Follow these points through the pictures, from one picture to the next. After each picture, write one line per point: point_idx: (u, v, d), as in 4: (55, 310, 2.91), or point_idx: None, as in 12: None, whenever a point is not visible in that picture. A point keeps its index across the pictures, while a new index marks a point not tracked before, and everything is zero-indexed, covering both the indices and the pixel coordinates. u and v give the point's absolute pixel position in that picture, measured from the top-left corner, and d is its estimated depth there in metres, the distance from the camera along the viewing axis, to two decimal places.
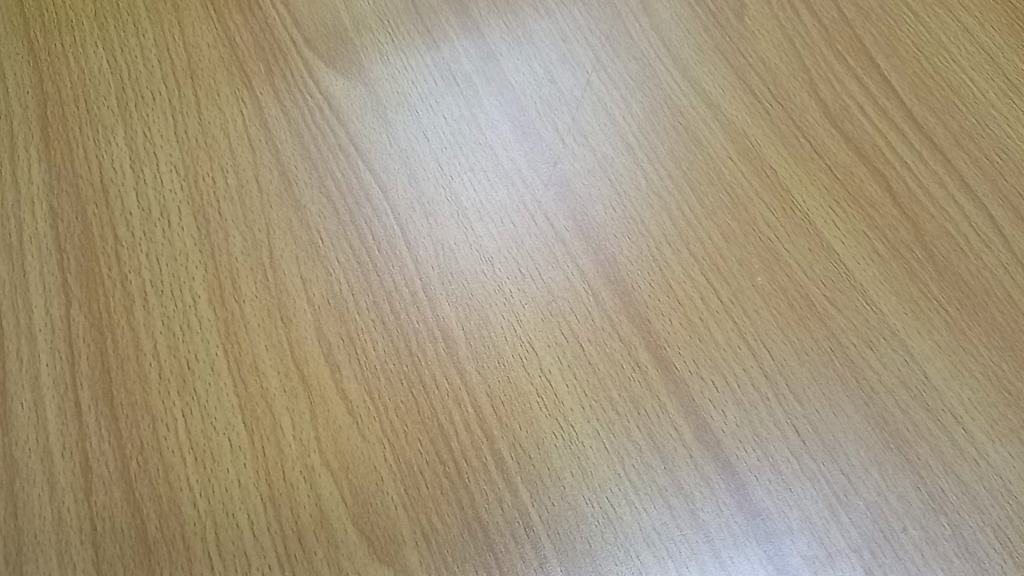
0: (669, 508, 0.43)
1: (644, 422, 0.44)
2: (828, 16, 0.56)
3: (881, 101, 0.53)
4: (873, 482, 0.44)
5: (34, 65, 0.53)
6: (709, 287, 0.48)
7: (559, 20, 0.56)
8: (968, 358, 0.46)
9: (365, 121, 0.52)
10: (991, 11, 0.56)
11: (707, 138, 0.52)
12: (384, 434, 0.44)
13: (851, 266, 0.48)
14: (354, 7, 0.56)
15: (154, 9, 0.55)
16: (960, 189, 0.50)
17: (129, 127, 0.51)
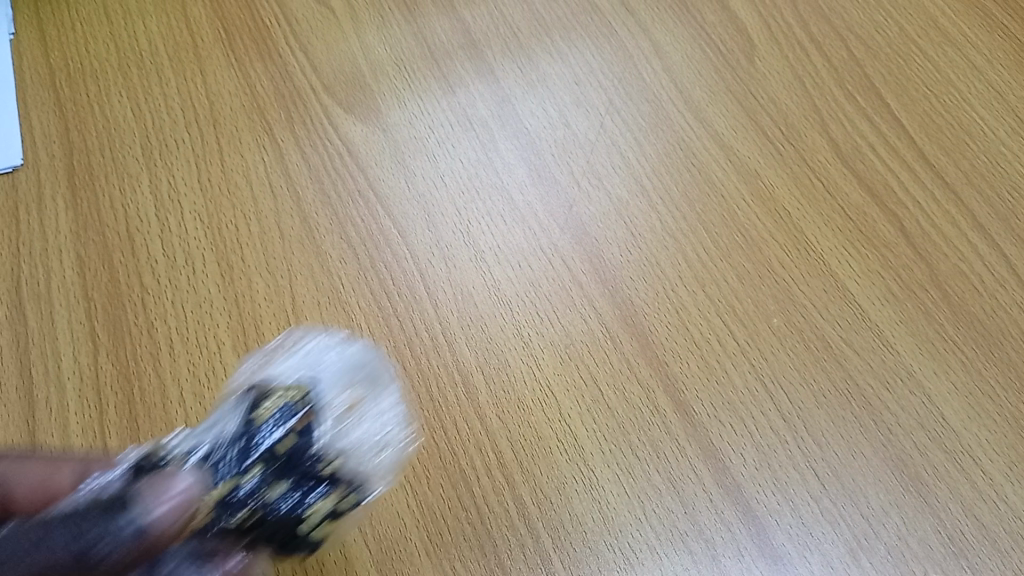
0: (691, 554, 0.43)
1: (664, 466, 0.45)
2: (837, 56, 0.57)
3: (892, 140, 0.54)
4: (894, 525, 0.44)
5: (60, 115, 0.54)
6: (727, 328, 0.48)
7: (572, 64, 0.57)
8: (985, 399, 0.46)
9: (384, 167, 0.53)
10: (999, 50, 0.57)
11: (720, 179, 0.53)
12: (407, 480, 0.44)
13: (866, 307, 0.49)
14: (373, 54, 0.57)
15: (177, 59, 0.56)
16: (972, 228, 0.51)
17: (154, 175, 0.52)
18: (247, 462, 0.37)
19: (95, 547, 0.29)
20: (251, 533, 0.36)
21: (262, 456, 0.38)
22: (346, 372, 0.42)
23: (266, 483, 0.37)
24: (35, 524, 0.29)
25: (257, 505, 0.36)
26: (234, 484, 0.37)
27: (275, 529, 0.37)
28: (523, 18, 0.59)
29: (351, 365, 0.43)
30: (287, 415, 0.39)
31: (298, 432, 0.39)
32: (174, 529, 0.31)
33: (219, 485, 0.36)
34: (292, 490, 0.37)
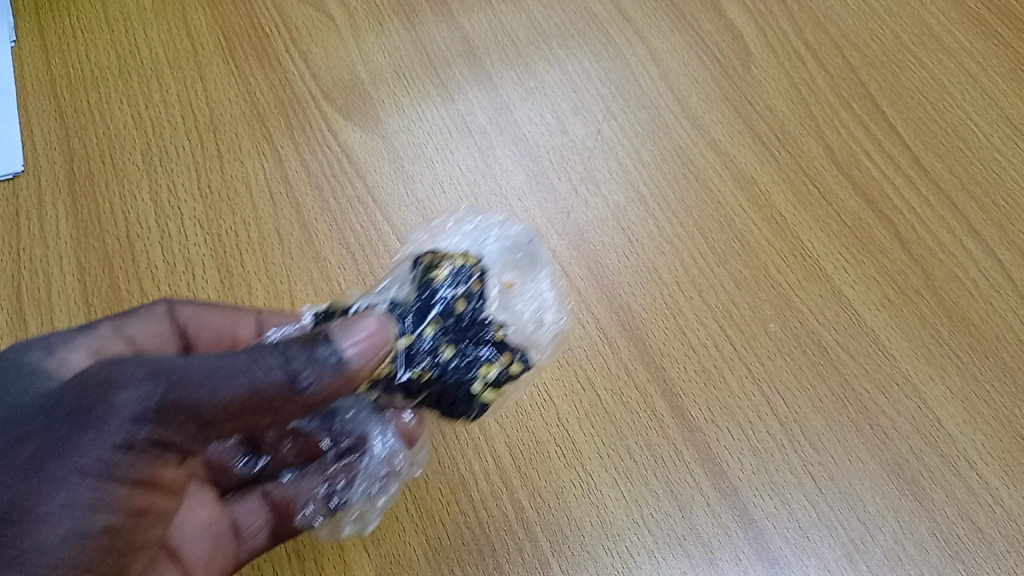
0: (689, 557, 0.43)
1: (662, 470, 0.45)
2: (832, 63, 0.58)
3: (887, 146, 0.54)
4: (890, 529, 0.44)
5: (60, 122, 0.54)
6: (724, 333, 0.49)
7: (570, 71, 0.58)
8: (980, 403, 0.47)
9: (383, 173, 0.53)
10: (992, 57, 0.58)
11: (717, 185, 0.53)
12: (405, 485, 0.45)
13: (862, 312, 0.49)
14: (372, 62, 0.58)
15: (177, 66, 0.57)
16: (967, 234, 0.51)
17: (154, 182, 0.53)
18: (420, 324, 0.38)
19: (299, 376, 0.31)
20: (427, 391, 0.38)
21: (437, 320, 0.38)
22: (507, 255, 0.44)
23: (439, 346, 0.38)
24: (239, 351, 0.31)
25: (433, 370, 0.38)
26: (411, 347, 0.38)
27: (444, 393, 0.38)
28: (521, 26, 0.59)
29: (512, 246, 0.44)
30: (463, 278, 0.40)
31: (469, 296, 0.40)
32: (370, 370, 0.32)
33: (391, 356, 0.37)
34: (470, 353, 0.38)
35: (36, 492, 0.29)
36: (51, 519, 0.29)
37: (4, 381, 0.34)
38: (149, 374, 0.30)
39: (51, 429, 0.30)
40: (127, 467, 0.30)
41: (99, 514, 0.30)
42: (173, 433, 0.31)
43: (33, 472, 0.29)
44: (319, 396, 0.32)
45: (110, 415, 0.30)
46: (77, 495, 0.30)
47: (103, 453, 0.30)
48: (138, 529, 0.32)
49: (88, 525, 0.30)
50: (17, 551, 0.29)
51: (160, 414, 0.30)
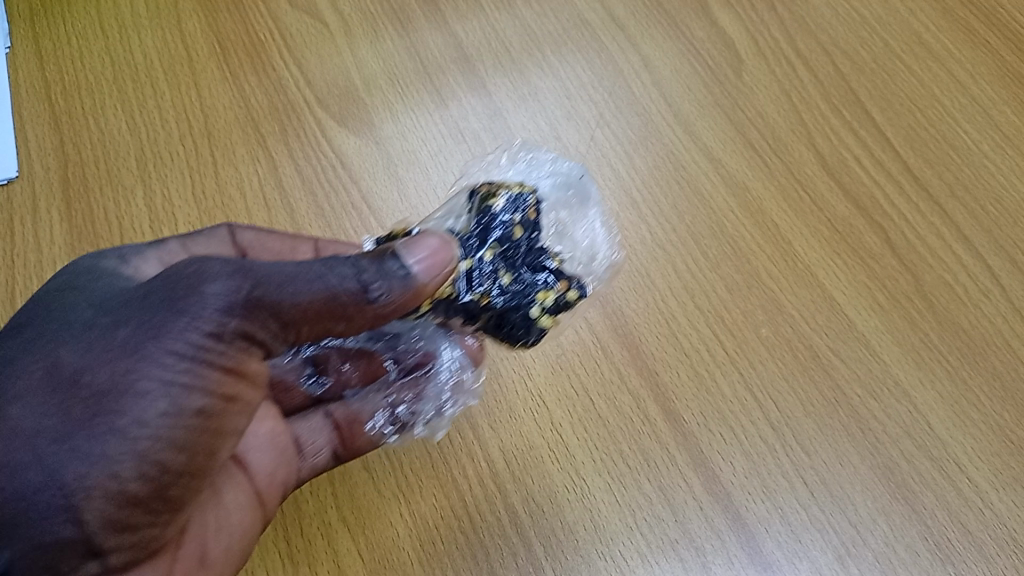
0: (681, 561, 0.43)
1: (655, 474, 0.45)
2: (823, 71, 0.58)
3: (877, 153, 0.55)
4: (881, 532, 0.44)
5: (55, 128, 0.54)
6: (717, 339, 0.49)
7: (563, 78, 0.58)
8: (970, 407, 0.47)
9: (377, 179, 0.53)
10: (981, 65, 0.58)
11: (709, 191, 0.54)
12: (399, 490, 0.45)
13: (853, 317, 0.50)
14: (366, 68, 0.58)
15: (172, 72, 0.57)
16: (956, 240, 0.52)
17: (148, 187, 0.53)
18: (481, 248, 0.39)
19: (370, 287, 0.33)
20: (487, 316, 0.39)
21: (496, 246, 0.39)
22: (558, 191, 0.46)
23: (498, 272, 0.39)
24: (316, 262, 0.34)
25: (492, 295, 0.38)
26: (472, 271, 0.39)
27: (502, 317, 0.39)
28: (514, 33, 0.60)
29: (564, 182, 0.46)
30: (516, 206, 0.40)
31: (524, 224, 0.40)
32: (434, 286, 0.35)
33: (453, 277, 0.38)
34: (527, 278, 0.39)
35: (135, 368, 0.31)
36: (148, 394, 0.31)
37: (78, 278, 0.36)
38: (236, 271, 0.32)
39: (146, 313, 0.32)
40: (217, 353, 0.32)
41: (192, 395, 0.32)
42: (256, 328, 0.33)
43: (129, 351, 0.31)
44: (389, 306, 0.34)
45: (201, 305, 0.31)
46: (170, 373, 0.31)
47: (194, 337, 0.31)
48: (225, 415, 0.34)
49: (180, 405, 0.31)
50: (120, 423, 0.30)
51: (246, 308, 0.32)
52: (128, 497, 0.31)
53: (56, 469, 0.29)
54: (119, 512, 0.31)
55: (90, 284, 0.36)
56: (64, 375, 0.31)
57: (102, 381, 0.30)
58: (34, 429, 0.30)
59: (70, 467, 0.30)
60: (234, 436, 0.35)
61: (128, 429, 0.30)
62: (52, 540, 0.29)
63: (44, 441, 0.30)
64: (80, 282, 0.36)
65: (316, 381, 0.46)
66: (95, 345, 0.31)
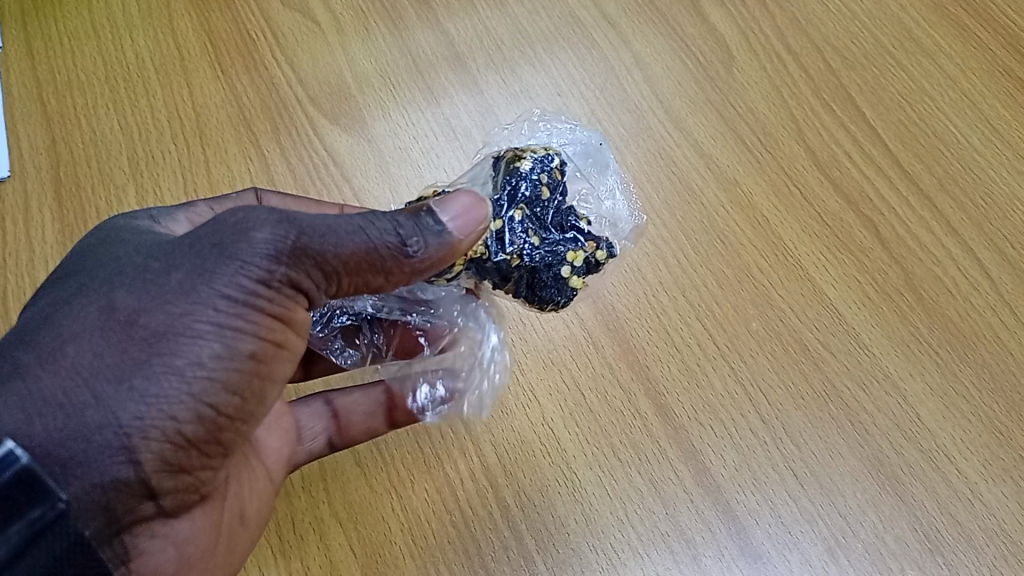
0: (672, 554, 0.44)
1: (646, 467, 0.45)
2: (813, 66, 0.58)
3: (867, 148, 0.55)
4: (871, 523, 0.45)
5: (47, 127, 0.55)
6: (708, 333, 0.49)
7: (555, 75, 0.58)
8: (960, 399, 0.47)
9: (369, 176, 0.54)
10: (971, 59, 0.59)
11: (699, 187, 0.54)
12: (391, 484, 0.45)
13: (843, 311, 0.50)
14: (358, 66, 0.58)
15: (164, 72, 0.57)
16: (946, 233, 0.52)
17: (140, 186, 0.53)
18: (511, 208, 0.39)
19: (409, 244, 0.34)
20: (518, 275, 0.39)
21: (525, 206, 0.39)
22: (580, 159, 0.47)
23: (529, 232, 0.39)
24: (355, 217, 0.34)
25: (522, 254, 0.39)
26: (502, 231, 0.39)
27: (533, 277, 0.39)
28: (506, 30, 0.60)
29: (584, 151, 0.47)
30: (546, 165, 0.40)
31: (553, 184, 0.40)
32: (468, 244, 0.35)
33: (484, 236, 0.38)
34: (557, 239, 0.40)
35: (191, 312, 0.31)
36: (202, 337, 0.31)
37: (118, 233, 0.36)
38: (282, 220, 0.32)
39: (198, 258, 0.32)
40: (268, 299, 0.32)
41: (244, 339, 0.32)
42: (303, 278, 0.33)
43: (184, 294, 0.31)
44: (427, 262, 0.34)
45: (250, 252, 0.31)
46: (223, 318, 0.31)
47: (245, 283, 0.31)
48: (273, 362, 0.34)
49: (233, 349, 0.32)
50: (177, 364, 0.31)
51: (292, 256, 0.32)
52: (182, 439, 0.31)
53: (114, 409, 0.30)
54: (175, 454, 0.31)
55: (136, 238, 0.36)
56: (120, 316, 0.31)
57: (158, 322, 0.31)
58: (90, 369, 0.30)
59: (127, 409, 0.30)
60: (279, 384, 0.35)
61: (185, 371, 0.31)
62: (112, 480, 0.30)
63: (102, 381, 0.30)
64: (124, 237, 0.36)
65: (342, 352, 0.45)
66: (150, 288, 0.31)
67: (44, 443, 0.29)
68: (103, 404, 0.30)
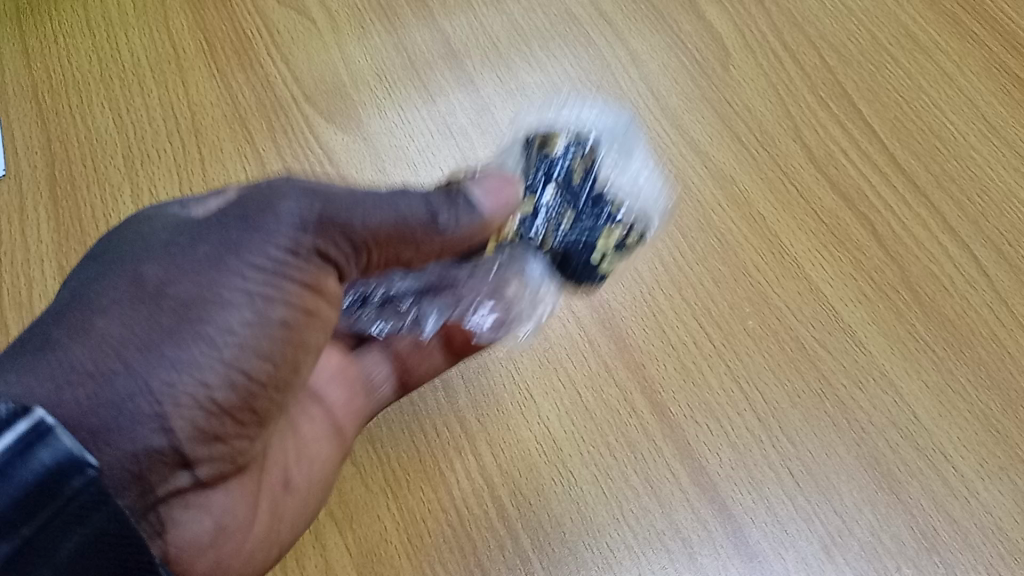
0: (668, 553, 0.44)
1: (641, 466, 0.45)
2: (810, 63, 0.58)
3: (864, 145, 0.55)
4: (867, 521, 0.45)
5: (42, 127, 0.54)
6: (704, 331, 0.49)
7: (551, 73, 0.58)
8: (956, 397, 0.47)
9: (365, 174, 0.54)
10: (968, 56, 0.58)
11: (696, 185, 0.54)
12: (387, 483, 0.45)
13: (839, 308, 0.50)
14: (354, 64, 0.58)
15: (159, 70, 0.57)
16: (942, 231, 0.52)
17: (136, 184, 0.53)
18: (544, 187, 0.42)
19: (437, 213, 0.37)
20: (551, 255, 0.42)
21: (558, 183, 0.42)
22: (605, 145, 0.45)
23: (561, 213, 0.41)
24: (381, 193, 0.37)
25: (554, 235, 0.41)
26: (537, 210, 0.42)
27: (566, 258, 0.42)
28: (501, 27, 0.60)
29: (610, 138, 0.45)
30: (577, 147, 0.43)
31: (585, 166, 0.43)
32: (500, 220, 0.39)
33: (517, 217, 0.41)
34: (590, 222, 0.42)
35: (220, 280, 0.32)
36: (236, 306, 0.32)
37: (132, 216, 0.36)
38: (309, 193, 0.34)
39: (227, 232, 0.33)
40: (299, 267, 0.34)
41: (273, 307, 0.33)
42: (329, 246, 0.35)
43: (217, 265, 0.32)
44: (458, 234, 0.38)
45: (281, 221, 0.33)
46: (256, 286, 0.33)
47: (275, 252, 0.33)
48: (304, 329, 0.35)
49: (264, 315, 0.33)
50: (207, 331, 0.31)
51: (321, 226, 0.34)
52: (214, 405, 0.32)
53: (148, 376, 0.30)
54: (209, 421, 0.32)
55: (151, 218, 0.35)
56: (148, 287, 0.31)
57: (191, 292, 0.31)
58: (121, 340, 0.30)
59: (157, 375, 0.30)
60: (313, 353, 0.37)
61: (219, 338, 0.32)
62: (145, 449, 0.30)
63: (131, 349, 0.30)
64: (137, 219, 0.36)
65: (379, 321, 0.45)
66: (180, 258, 0.31)
67: (73, 414, 0.28)
68: (134, 372, 0.29)
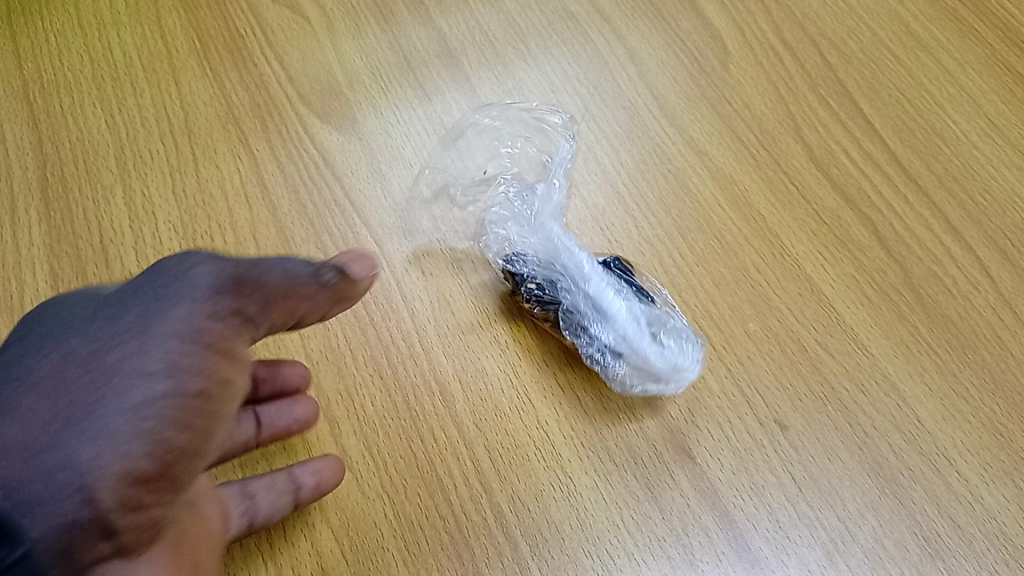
0: (669, 559, 0.43)
1: (642, 471, 0.45)
2: (810, 61, 0.58)
3: (865, 144, 0.54)
4: (870, 527, 0.44)
5: (33, 127, 0.54)
6: (705, 334, 0.48)
7: (548, 71, 0.57)
8: (959, 401, 0.47)
9: (361, 176, 0.53)
10: (970, 53, 0.58)
11: (695, 185, 0.53)
12: (384, 490, 0.44)
13: (841, 310, 0.49)
14: (349, 62, 0.57)
15: (151, 69, 0.56)
16: (945, 231, 0.52)
17: (128, 186, 0.52)
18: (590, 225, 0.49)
19: (324, 271, 0.35)
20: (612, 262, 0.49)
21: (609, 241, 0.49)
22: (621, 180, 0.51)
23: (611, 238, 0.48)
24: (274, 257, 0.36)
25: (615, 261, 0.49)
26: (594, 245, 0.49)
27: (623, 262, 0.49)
28: (498, 25, 0.59)
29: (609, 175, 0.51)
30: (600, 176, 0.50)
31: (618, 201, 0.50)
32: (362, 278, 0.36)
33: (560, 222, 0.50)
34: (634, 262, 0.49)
35: (141, 350, 0.31)
36: (154, 374, 0.31)
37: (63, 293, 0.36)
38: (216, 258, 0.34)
39: (147, 300, 0.32)
40: (218, 333, 0.32)
41: (191, 376, 0.31)
42: (244, 309, 0.33)
43: (135, 334, 0.31)
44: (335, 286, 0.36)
45: (195, 285, 0.33)
46: (173, 353, 0.31)
47: (197, 320, 0.32)
48: (222, 401, 0.33)
49: (181, 387, 0.31)
50: (127, 402, 0.30)
51: (232, 286, 0.33)
52: (137, 476, 0.30)
53: (69, 451, 0.29)
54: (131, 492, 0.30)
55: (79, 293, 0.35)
56: (74, 364, 0.31)
57: (109, 363, 0.31)
58: (41, 424, 0.30)
59: (82, 450, 0.30)
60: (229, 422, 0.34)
61: (137, 408, 0.30)
62: (70, 524, 0.29)
63: (51, 428, 0.30)
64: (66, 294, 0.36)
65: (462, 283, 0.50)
66: (104, 329, 0.32)
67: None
68: (62, 444, 0.30)
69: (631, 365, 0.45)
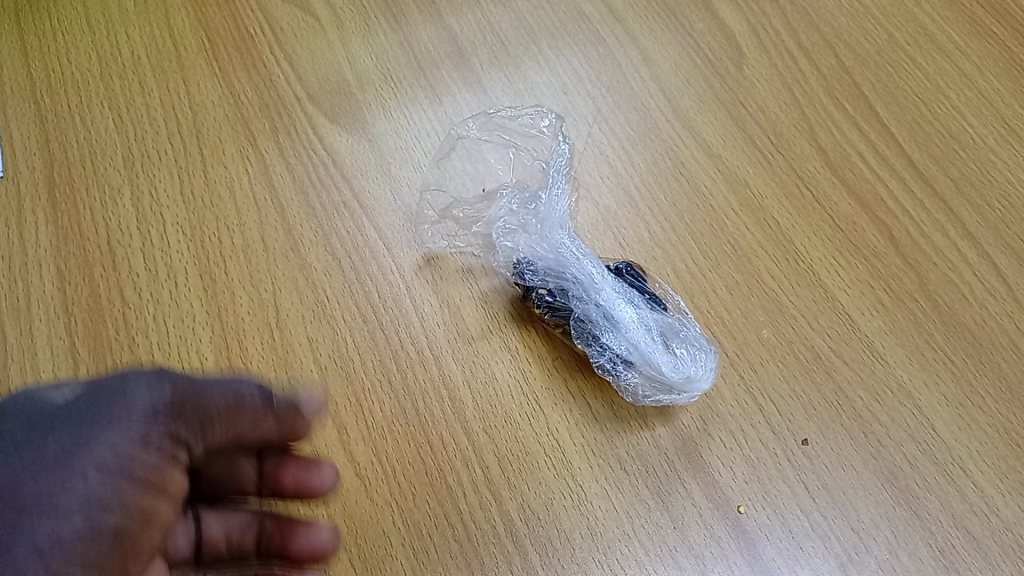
0: (680, 570, 0.43)
1: (653, 480, 0.44)
2: (825, 64, 0.57)
3: (881, 148, 0.54)
4: (885, 539, 0.44)
5: (40, 126, 0.53)
6: (717, 341, 0.48)
7: (560, 72, 0.57)
8: (975, 410, 0.46)
9: (370, 178, 0.52)
10: (987, 56, 0.57)
11: (708, 189, 0.52)
12: (392, 497, 0.44)
13: (856, 318, 0.49)
14: (358, 62, 0.57)
15: (159, 68, 0.56)
16: (962, 237, 0.51)
17: (136, 187, 0.52)
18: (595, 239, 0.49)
19: (272, 393, 0.38)
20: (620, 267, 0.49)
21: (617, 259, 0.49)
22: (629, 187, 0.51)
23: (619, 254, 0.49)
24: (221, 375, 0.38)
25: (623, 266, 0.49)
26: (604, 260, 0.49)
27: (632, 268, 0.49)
28: (509, 26, 0.58)
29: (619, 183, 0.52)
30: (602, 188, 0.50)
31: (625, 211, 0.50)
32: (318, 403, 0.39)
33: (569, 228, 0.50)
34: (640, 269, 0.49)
35: (63, 486, 0.33)
36: (70, 514, 0.33)
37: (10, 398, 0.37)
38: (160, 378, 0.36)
39: (77, 428, 0.34)
40: (145, 468, 0.35)
41: (109, 513, 0.33)
42: (178, 433, 0.36)
43: (56, 467, 0.33)
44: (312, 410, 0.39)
45: (128, 412, 0.35)
46: (92, 491, 0.33)
47: (122, 453, 0.34)
48: (142, 537, 0.35)
49: (98, 524, 0.33)
50: (37, 538, 0.32)
51: (168, 411, 0.36)
52: None
53: None
54: None
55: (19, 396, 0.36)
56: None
57: (28, 497, 0.32)
58: None
59: None
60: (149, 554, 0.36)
61: (46, 545, 0.32)
62: None
63: None
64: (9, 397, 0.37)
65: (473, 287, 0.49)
66: (24, 459, 0.33)
67: None
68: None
69: (643, 374, 0.45)
